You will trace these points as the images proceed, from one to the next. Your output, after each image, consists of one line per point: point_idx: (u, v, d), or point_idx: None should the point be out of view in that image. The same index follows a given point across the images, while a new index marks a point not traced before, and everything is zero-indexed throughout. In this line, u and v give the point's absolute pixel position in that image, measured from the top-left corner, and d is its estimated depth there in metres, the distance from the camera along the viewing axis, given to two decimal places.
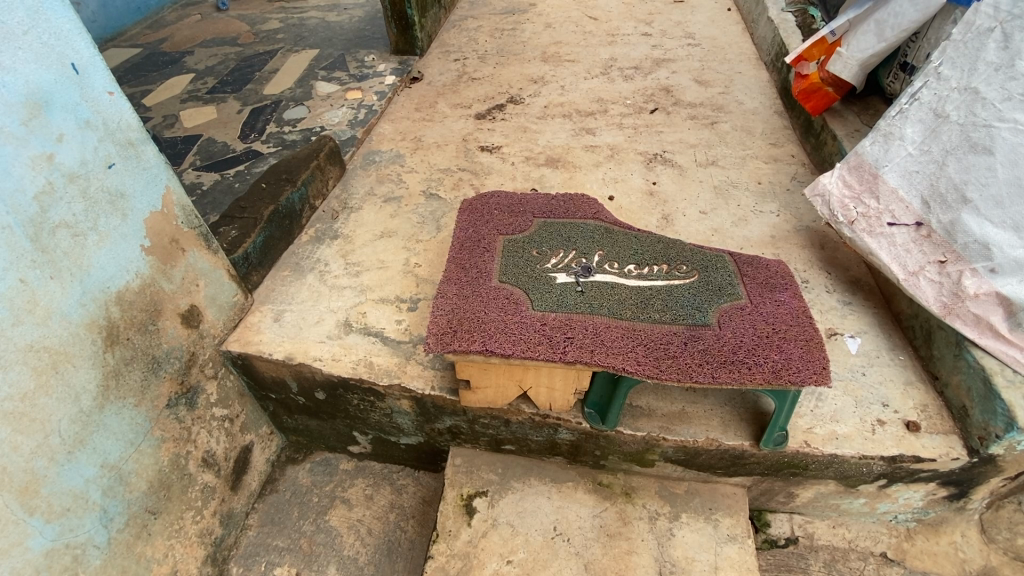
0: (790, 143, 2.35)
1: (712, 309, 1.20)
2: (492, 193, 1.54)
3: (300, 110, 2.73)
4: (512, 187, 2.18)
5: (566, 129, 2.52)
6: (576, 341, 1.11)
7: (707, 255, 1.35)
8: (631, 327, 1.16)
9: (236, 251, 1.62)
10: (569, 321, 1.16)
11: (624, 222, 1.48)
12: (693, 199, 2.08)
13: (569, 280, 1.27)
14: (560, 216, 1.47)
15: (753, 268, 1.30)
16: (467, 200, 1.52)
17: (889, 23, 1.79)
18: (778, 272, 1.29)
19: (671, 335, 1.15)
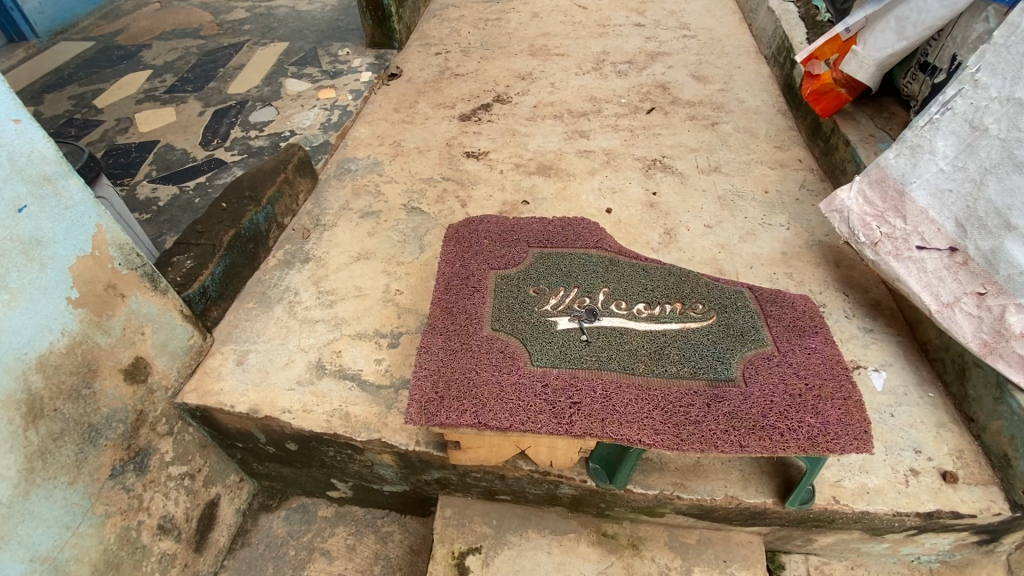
0: (795, 147, 2.21)
1: (735, 361, 1.06)
2: (479, 217, 1.37)
3: (269, 112, 2.51)
4: (502, 199, 2.00)
5: (557, 131, 2.34)
6: (584, 407, 0.95)
7: (724, 291, 1.20)
8: (645, 385, 1.01)
9: (190, 287, 1.43)
10: (574, 380, 1.00)
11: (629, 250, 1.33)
12: (697, 211, 1.93)
13: (573, 325, 1.11)
14: (557, 245, 1.31)
15: (778, 309, 1.16)
16: (451, 225, 1.36)
17: (911, 20, 1.64)
18: (806, 313, 1.14)
19: (692, 395, 1.00)
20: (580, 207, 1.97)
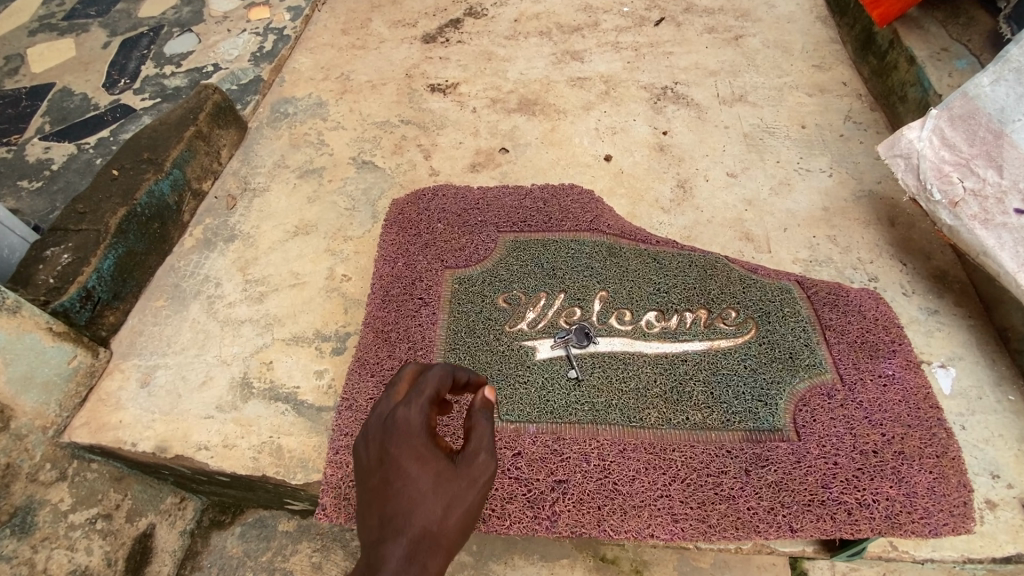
0: (839, 65, 1.78)
1: (784, 409, 0.95)
2: (435, 188, 1.29)
3: (189, 41, 2.05)
4: (474, 146, 1.61)
5: (543, 53, 1.89)
6: (579, 490, 0.88)
7: (771, 292, 1.08)
8: (666, 448, 0.91)
9: (57, 299, 1.12)
10: (566, 449, 0.91)
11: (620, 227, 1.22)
12: (717, 155, 1.55)
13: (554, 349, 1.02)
14: (527, 224, 1.21)
15: (846, 324, 1.04)
16: (399, 200, 1.27)
17: None
18: (879, 330, 1.03)
19: (730, 461, 0.90)
20: (572, 154, 1.58)
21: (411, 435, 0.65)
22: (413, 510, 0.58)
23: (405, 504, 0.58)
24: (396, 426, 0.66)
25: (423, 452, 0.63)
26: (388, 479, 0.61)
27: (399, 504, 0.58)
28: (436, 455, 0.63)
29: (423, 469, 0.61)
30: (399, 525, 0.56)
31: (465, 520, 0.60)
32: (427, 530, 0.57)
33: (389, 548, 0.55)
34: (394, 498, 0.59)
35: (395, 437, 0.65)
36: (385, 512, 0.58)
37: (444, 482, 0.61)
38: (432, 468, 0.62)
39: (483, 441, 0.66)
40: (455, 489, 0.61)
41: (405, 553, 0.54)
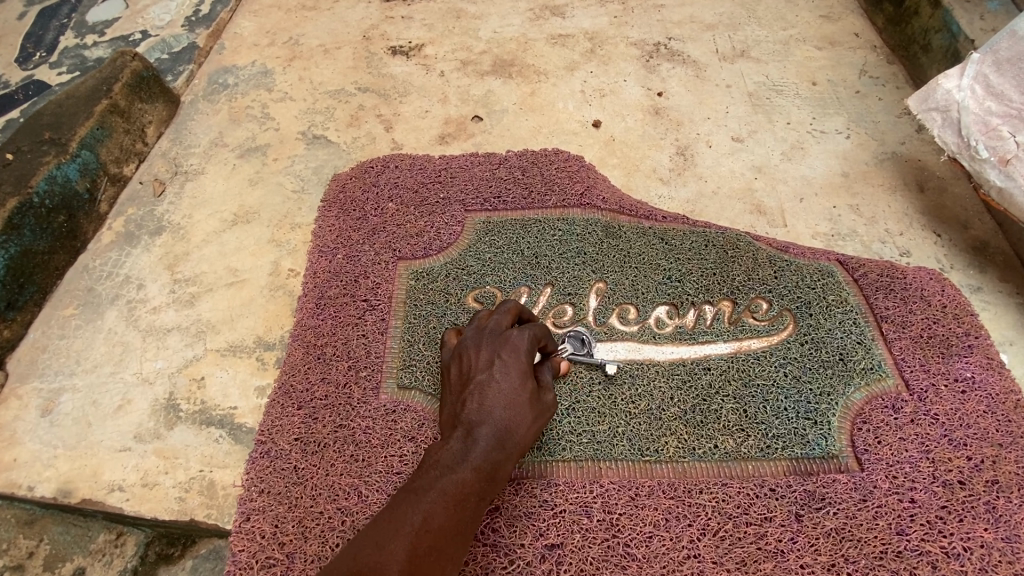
0: (850, 14, 1.59)
1: (839, 431, 0.86)
2: (386, 159, 1.21)
3: (115, 8, 1.80)
4: (443, 115, 1.40)
5: (519, 9, 1.67)
6: (590, 551, 0.77)
7: (813, 278, 1.00)
8: (695, 489, 0.81)
9: None
10: (560, 501, 0.81)
11: (614, 199, 1.12)
12: (720, 118, 1.36)
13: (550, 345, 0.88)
14: (499, 202, 1.12)
15: (908, 317, 0.96)
16: (341, 177, 1.18)
17: None
18: (950, 328, 0.94)
19: (780, 506, 0.80)
20: (556, 121, 1.38)
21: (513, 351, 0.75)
22: (504, 411, 0.70)
23: (500, 406, 0.70)
24: (501, 341, 0.76)
25: (520, 373, 0.74)
26: (494, 378, 0.72)
27: (499, 399, 0.71)
28: (529, 377, 0.75)
29: (517, 381, 0.73)
30: (493, 422, 0.69)
31: (534, 432, 0.73)
32: (513, 430, 0.70)
33: (482, 432, 0.67)
34: (495, 399, 0.70)
35: (496, 354, 0.75)
36: (483, 403, 0.70)
37: (528, 404, 0.73)
38: (523, 384, 0.73)
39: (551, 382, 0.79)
40: (535, 411, 0.73)
41: (496, 444, 0.67)
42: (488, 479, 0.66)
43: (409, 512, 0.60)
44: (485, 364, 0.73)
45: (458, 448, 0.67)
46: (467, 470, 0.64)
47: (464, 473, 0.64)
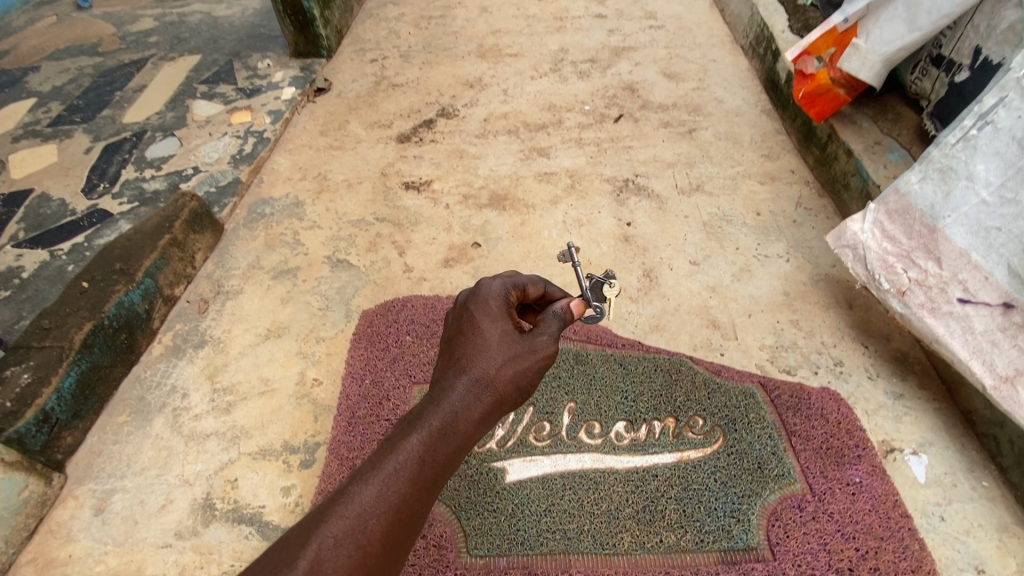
0: (786, 155, 1.92)
1: (755, 526, 1.05)
2: (405, 299, 1.41)
3: (171, 144, 2.13)
4: (447, 241, 1.66)
5: (511, 150, 2.00)
6: None
7: (736, 397, 1.22)
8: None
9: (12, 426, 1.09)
10: None
11: (583, 328, 1.35)
12: (680, 244, 1.62)
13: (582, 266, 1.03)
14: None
15: (810, 430, 1.17)
16: (368, 313, 1.39)
17: (925, 6, 1.38)
18: (844, 438, 1.15)
19: None
20: (542, 246, 1.64)
21: (491, 309, 0.90)
22: (477, 364, 0.84)
23: (472, 360, 0.85)
24: (484, 300, 0.91)
25: (495, 318, 0.89)
26: (469, 331, 0.88)
27: (472, 350, 0.86)
28: (505, 320, 0.90)
29: (492, 329, 0.88)
30: (466, 375, 0.84)
31: (511, 372, 0.85)
32: (488, 381, 0.84)
33: (455, 385, 0.83)
34: (471, 353, 0.86)
35: (477, 303, 0.91)
36: (461, 359, 0.86)
37: (502, 348, 0.86)
38: (503, 338, 0.87)
39: (549, 330, 0.91)
40: (514, 360, 0.86)
41: (466, 399, 0.82)
42: (444, 432, 0.78)
43: (366, 473, 0.75)
44: (470, 323, 0.89)
45: (426, 405, 0.82)
46: (425, 429, 0.78)
47: (419, 435, 0.78)
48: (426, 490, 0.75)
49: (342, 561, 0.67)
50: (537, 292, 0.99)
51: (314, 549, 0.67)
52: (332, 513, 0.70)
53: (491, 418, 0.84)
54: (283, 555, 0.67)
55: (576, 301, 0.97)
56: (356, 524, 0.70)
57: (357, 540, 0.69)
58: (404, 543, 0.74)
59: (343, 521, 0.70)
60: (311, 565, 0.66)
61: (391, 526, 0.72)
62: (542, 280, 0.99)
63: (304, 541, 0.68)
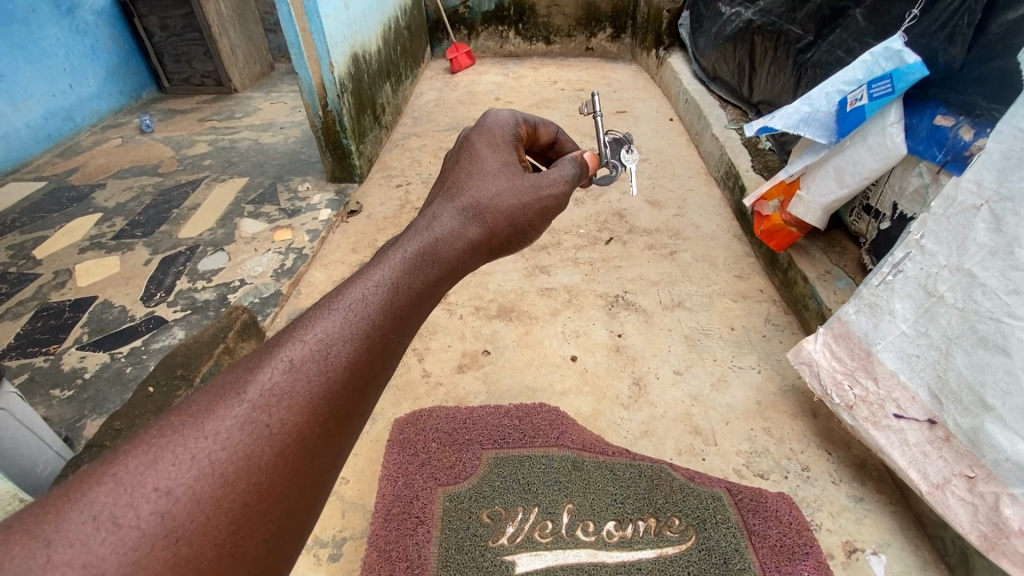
0: (756, 276, 2.21)
1: None
2: (433, 406, 1.68)
3: (220, 258, 2.44)
4: (461, 349, 1.90)
5: (517, 267, 2.31)
6: None
7: (703, 497, 1.40)
8: None
9: None
10: None
11: (579, 438, 1.56)
12: (665, 355, 1.85)
13: (601, 120, 1.39)
14: (503, 441, 1.56)
15: (767, 528, 1.33)
16: (400, 420, 1.62)
17: (849, 170, 1.66)
18: (796, 535, 1.32)
19: None
20: (544, 354, 1.87)
21: (491, 137, 1.17)
22: (473, 188, 1.04)
23: (468, 190, 1.03)
24: (489, 125, 1.19)
25: (491, 151, 1.14)
26: (470, 161, 1.11)
27: (473, 174, 1.07)
28: (499, 154, 1.14)
29: (490, 161, 1.11)
30: (457, 199, 1.00)
31: (507, 191, 1.06)
32: (477, 209, 1.00)
33: (454, 202, 0.99)
34: (467, 185, 1.04)
35: (477, 144, 1.15)
36: (457, 188, 1.03)
37: (500, 176, 1.08)
38: (500, 169, 1.10)
39: (549, 175, 1.14)
40: (512, 194, 1.06)
41: (450, 226, 0.95)
42: (444, 241, 0.91)
43: (332, 300, 0.75)
44: (471, 148, 1.14)
45: (428, 217, 0.96)
46: (418, 246, 0.87)
47: (393, 259, 0.83)
48: (392, 319, 0.76)
49: (310, 379, 0.66)
50: (546, 134, 1.34)
51: (279, 363, 0.66)
52: (290, 341, 0.68)
53: (477, 246, 0.98)
54: (242, 372, 0.65)
55: (592, 152, 1.29)
56: (318, 351, 0.68)
57: (324, 358, 0.68)
58: (377, 372, 0.74)
59: (302, 346, 0.68)
60: (278, 383, 0.64)
61: (360, 351, 0.71)
62: (549, 125, 1.34)
63: (266, 360, 0.66)
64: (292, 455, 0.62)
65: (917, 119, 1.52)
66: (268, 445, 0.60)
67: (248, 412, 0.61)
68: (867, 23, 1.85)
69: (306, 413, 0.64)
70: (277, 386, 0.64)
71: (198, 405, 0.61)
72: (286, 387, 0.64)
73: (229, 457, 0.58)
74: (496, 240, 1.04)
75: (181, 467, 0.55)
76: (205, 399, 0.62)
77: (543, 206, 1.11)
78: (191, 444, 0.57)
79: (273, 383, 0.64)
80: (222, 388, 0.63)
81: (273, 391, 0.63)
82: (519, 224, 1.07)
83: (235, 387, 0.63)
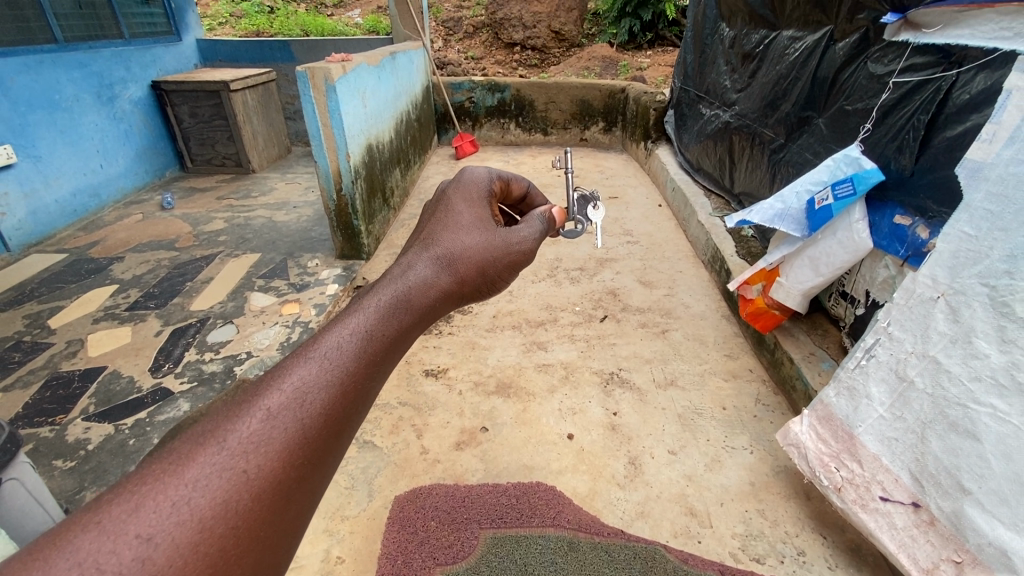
0: (745, 355, 2.30)
1: None
2: (432, 484, 1.71)
3: (229, 330, 2.54)
4: (459, 425, 1.94)
5: (515, 343, 2.40)
6: None
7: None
8: None
9: None
10: None
11: (575, 518, 1.59)
12: (659, 434, 1.90)
13: (568, 178, 1.43)
14: (501, 520, 1.58)
15: None
16: (400, 498, 1.65)
17: (822, 260, 1.78)
18: None
19: None
20: (541, 432, 1.91)
21: (467, 193, 1.13)
22: (446, 238, 0.98)
23: (442, 239, 0.98)
24: (466, 183, 1.15)
25: (469, 201, 1.11)
26: (448, 209, 1.08)
27: (451, 223, 1.04)
28: (478, 203, 1.12)
29: (468, 209, 1.08)
30: (432, 248, 0.95)
31: (484, 240, 1.02)
32: (449, 259, 0.94)
33: (432, 249, 0.95)
34: (441, 234, 0.99)
35: (454, 195, 1.13)
36: (431, 237, 0.98)
37: (478, 224, 1.05)
38: (475, 223, 1.05)
39: (523, 227, 1.10)
40: (485, 248, 1.01)
41: (427, 273, 0.89)
42: (422, 287, 0.86)
43: (311, 344, 0.70)
44: (448, 203, 1.10)
45: (405, 264, 0.91)
46: (394, 290, 0.83)
47: (373, 301, 0.78)
48: (374, 364, 0.73)
49: (289, 425, 0.61)
50: (523, 190, 1.29)
51: (257, 409, 0.61)
52: (269, 386, 0.64)
53: (452, 294, 0.92)
54: (220, 419, 0.60)
55: (558, 207, 1.26)
56: (299, 396, 0.64)
57: (303, 404, 0.64)
58: (355, 419, 0.69)
59: (281, 392, 0.64)
60: (256, 429, 0.60)
61: (340, 396, 0.67)
62: (527, 180, 1.29)
63: (244, 407, 0.62)
64: (269, 505, 0.58)
65: (878, 217, 1.68)
66: (246, 492, 0.56)
67: (225, 459, 0.57)
68: (829, 131, 2.09)
69: (284, 462, 0.60)
70: (256, 432, 0.60)
71: (172, 453, 0.56)
72: (265, 433, 0.60)
73: (206, 506, 0.53)
74: (471, 290, 0.98)
75: (161, 515, 0.52)
76: (180, 446, 0.57)
77: (514, 260, 1.06)
78: (168, 493, 0.53)
79: (251, 429, 0.60)
80: (198, 435, 0.58)
81: (251, 438, 0.59)
82: (490, 276, 1.01)
83: (212, 434, 0.59)
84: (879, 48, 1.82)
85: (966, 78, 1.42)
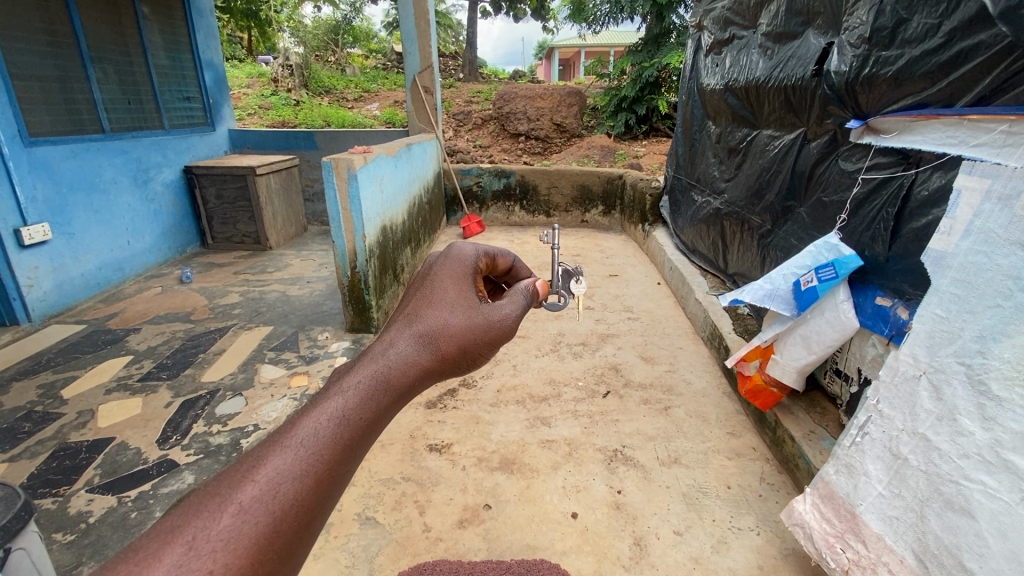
0: (748, 433, 2.32)
1: None
2: (434, 561, 1.69)
3: (237, 401, 2.58)
4: (462, 502, 1.94)
5: (519, 418, 2.43)
6: None
7: None
8: None
9: None
10: None
11: None
12: (663, 513, 1.89)
13: (557, 249, 1.50)
14: None
15: None
16: None
17: (814, 338, 1.85)
18: None
19: None
20: (545, 511, 1.90)
21: (453, 270, 1.15)
22: (428, 315, 1.01)
23: (424, 316, 1.01)
24: (452, 259, 1.18)
25: (454, 277, 1.14)
26: (432, 284, 1.11)
27: (433, 298, 1.07)
28: (463, 280, 1.14)
29: (451, 286, 1.11)
30: (415, 324, 0.99)
31: (466, 319, 1.04)
32: (431, 336, 0.98)
33: (412, 327, 0.98)
34: (424, 309, 1.03)
35: (441, 269, 1.15)
36: (415, 313, 1.01)
37: (460, 300, 1.08)
38: (458, 298, 1.08)
39: (511, 305, 1.13)
40: (468, 324, 1.04)
41: (408, 351, 0.92)
42: (400, 368, 0.89)
43: (288, 429, 0.74)
44: (434, 276, 1.13)
45: (385, 342, 0.94)
46: (372, 372, 0.86)
47: (352, 383, 0.82)
48: (348, 450, 0.75)
49: (258, 519, 0.65)
50: (507, 263, 1.31)
51: (229, 503, 0.66)
52: (242, 479, 0.68)
53: (430, 373, 0.95)
54: (190, 514, 0.64)
55: (542, 279, 1.26)
56: (269, 488, 0.68)
57: (274, 496, 0.67)
58: (328, 505, 0.73)
59: (253, 486, 0.68)
60: (227, 526, 0.64)
61: (311, 486, 0.70)
62: (511, 253, 1.32)
63: (216, 500, 0.66)
64: None
65: (862, 299, 1.79)
66: None
67: (191, 559, 0.61)
68: (810, 219, 2.26)
69: (250, 556, 0.64)
70: (226, 529, 0.64)
71: (140, 553, 0.60)
72: (234, 530, 0.64)
73: None
74: (452, 366, 1.01)
75: None
76: (148, 545, 0.61)
77: (494, 337, 1.09)
78: None
79: (222, 525, 0.64)
80: (168, 531, 0.62)
81: (220, 535, 0.63)
82: (471, 353, 1.04)
83: (183, 531, 0.62)
84: (847, 148, 2.03)
85: (924, 176, 1.59)
